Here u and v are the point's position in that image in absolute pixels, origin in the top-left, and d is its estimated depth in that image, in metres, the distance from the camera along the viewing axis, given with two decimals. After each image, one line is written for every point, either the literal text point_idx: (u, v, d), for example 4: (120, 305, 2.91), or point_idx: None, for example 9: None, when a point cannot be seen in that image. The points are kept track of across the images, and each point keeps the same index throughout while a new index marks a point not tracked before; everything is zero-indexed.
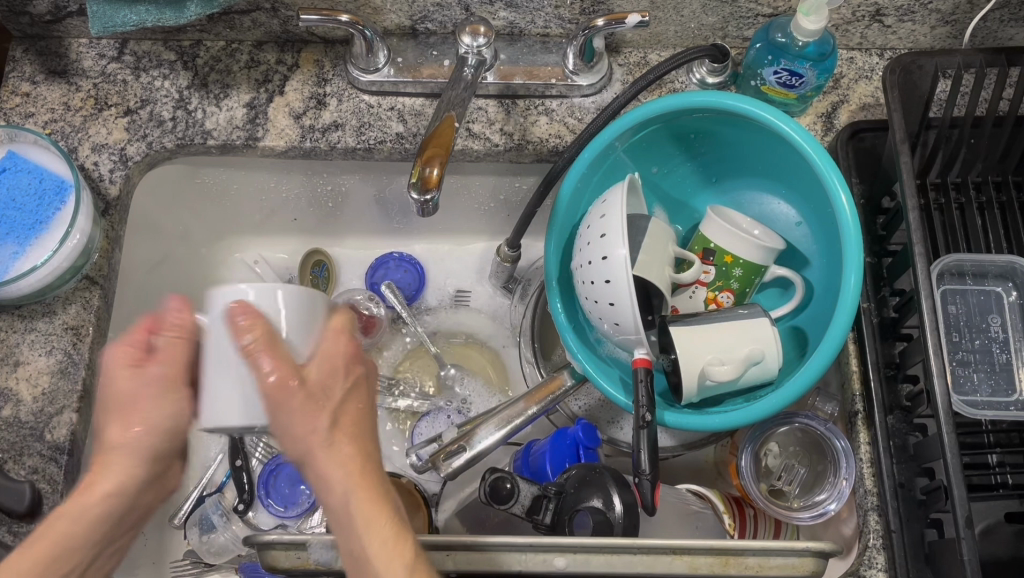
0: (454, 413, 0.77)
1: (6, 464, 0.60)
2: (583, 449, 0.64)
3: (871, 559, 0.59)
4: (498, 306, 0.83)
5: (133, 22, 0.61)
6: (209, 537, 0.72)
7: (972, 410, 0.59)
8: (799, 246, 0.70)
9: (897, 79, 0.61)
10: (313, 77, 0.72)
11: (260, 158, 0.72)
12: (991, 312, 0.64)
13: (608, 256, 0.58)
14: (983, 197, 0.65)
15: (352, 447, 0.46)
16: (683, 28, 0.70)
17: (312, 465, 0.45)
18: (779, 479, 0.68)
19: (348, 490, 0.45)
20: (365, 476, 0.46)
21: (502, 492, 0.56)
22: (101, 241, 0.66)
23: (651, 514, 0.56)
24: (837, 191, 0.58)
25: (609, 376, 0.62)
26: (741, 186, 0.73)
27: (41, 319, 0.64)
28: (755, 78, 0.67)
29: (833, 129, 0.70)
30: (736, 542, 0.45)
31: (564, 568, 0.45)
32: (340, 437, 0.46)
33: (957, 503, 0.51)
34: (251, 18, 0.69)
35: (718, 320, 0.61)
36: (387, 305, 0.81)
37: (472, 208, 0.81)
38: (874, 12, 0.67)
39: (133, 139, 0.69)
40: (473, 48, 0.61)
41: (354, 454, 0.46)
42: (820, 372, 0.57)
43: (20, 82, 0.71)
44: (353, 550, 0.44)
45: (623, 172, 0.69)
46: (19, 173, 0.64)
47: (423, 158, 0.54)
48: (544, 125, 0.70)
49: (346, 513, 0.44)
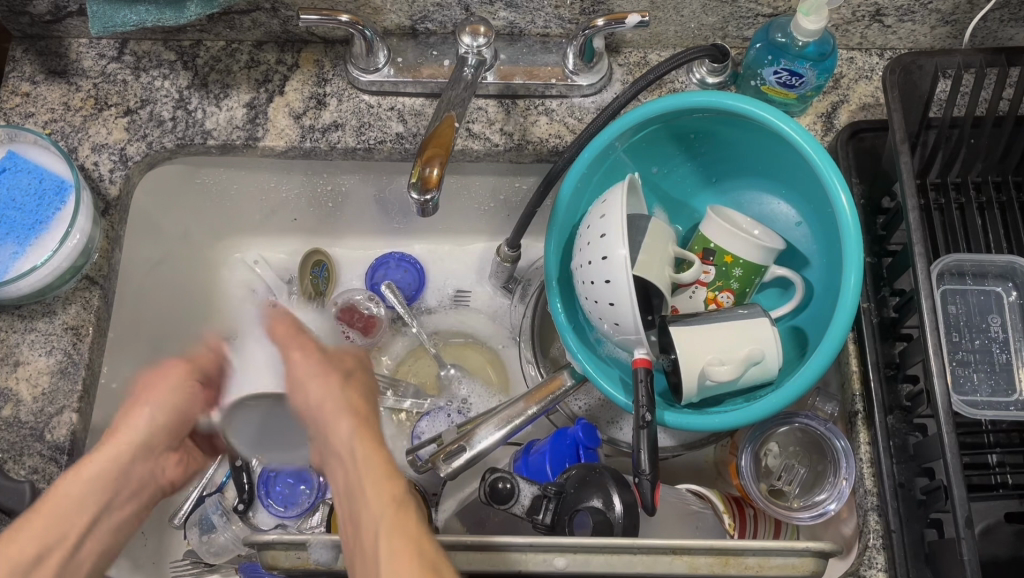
0: (455, 413, 0.77)
1: (6, 464, 0.60)
2: (583, 449, 0.65)
3: (871, 559, 0.59)
4: (498, 306, 0.83)
5: (133, 22, 0.61)
6: (209, 537, 0.73)
7: (971, 410, 0.59)
8: (799, 246, 0.70)
9: (897, 79, 0.61)
10: (313, 77, 0.72)
11: (260, 158, 0.72)
12: (991, 312, 0.64)
13: (608, 256, 0.58)
14: (983, 197, 0.65)
15: (360, 403, 0.52)
16: (683, 28, 0.70)
17: (323, 417, 0.51)
18: (779, 479, 0.68)
19: (351, 441, 0.48)
20: (369, 432, 0.49)
21: (502, 492, 0.57)
22: (101, 241, 0.66)
23: (651, 514, 0.56)
24: (837, 192, 0.58)
25: (609, 376, 0.62)
26: (741, 186, 0.73)
27: (41, 319, 0.64)
28: (756, 78, 0.67)
29: (833, 129, 0.70)
30: (736, 542, 0.45)
31: (564, 568, 0.45)
32: (350, 395, 0.52)
33: (957, 503, 0.51)
34: (251, 18, 0.69)
35: (718, 320, 0.61)
36: (387, 305, 0.81)
37: (472, 208, 0.81)
38: (874, 12, 0.67)
39: (133, 139, 0.69)
40: (473, 48, 0.61)
41: (357, 409, 0.51)
42: (820, 372, 0.58)
43: (20, 82, 0.71)
44: (355, 499, 0.46)
45: (623, 172, 0.69)
46: (20, 173, 0.64)
47: (423, 158, 0.54)
48: (544, 125, 0.70)
49: (351, 466, 0.47)
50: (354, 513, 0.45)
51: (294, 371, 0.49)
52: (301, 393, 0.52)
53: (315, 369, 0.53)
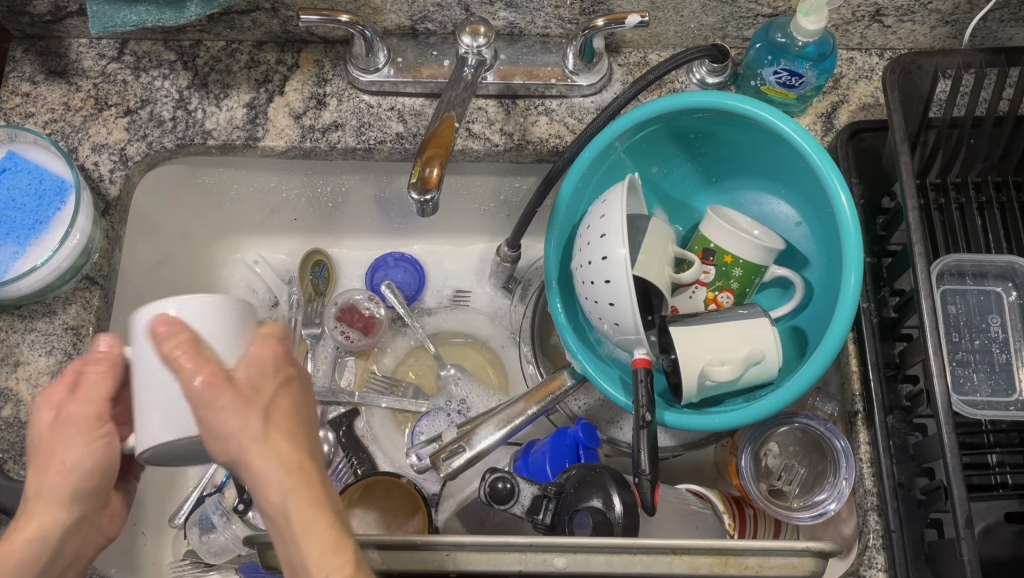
0: (455, 413, 0.77)
1: (6, 464, 0.60)
2: (583, 449, 0.65)
3: (871, 559, 0.59)
4: (498, 306, 0.83)
5: (133, 22, 0.61)
6: (209, 537, 0.72)
7: (972, 410, 0.59)
8: (799, 246, 0.70)
9: (897, 79, 0.61)
10: (313, 77, 0.72)
11: (260, 158, 0.73)
12: (991, 312, 0.64)
13: (608, 256, 0.58)
14: (983, 197, 0.65)
15: (291, 455, 0.41)
16: (683, 28, 0.70)
17: (247, 470, 0.40)
18: (779, 479, 0.68)
19: (285, 503, 0.40)
20: (305, 477, 0.41)
21: (501, 492, 0.57)
22: (102, 241, 0.66)
23: (651, 514, 0.56)
24: (837, 191, 0.58)
25: (609, 376, 0.62)
26: (741, 186, 0.73)
27: (41, 319, 0.64)
28: (756, 78, 0.67)
29: (833, 130, 0.70)
30: (735, 542, 0.45)
31: (564, 568, 0.45)
32: (275, 431, 0.42)
33: (957, 503, 0.51)
34: (251, 18, 0.69)
35: (717, 320, 0.61)
36: (387, 305, 0.81)
37: (472, 208, 0.81)
38: (874, 12, 0.67)
39: (133, 139, 0.69)
40: (473, 48, 0.61)
41: (291, 461, 0.41)
42: (820, 372, 0.58)
43: (20, 82, 0.71)
44: (297, 561, 0.40)
45: (623, 172, 0.69)
46: (20, 173, 0.64)
47: (423, 158, 0.54)
48: (544, 125, 0.70)
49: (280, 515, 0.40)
50: (295, 570, 0.40)
51: (218, 389, 0.41)
52: (213, 433, 0.41)
53: (225, 400, 0.41)
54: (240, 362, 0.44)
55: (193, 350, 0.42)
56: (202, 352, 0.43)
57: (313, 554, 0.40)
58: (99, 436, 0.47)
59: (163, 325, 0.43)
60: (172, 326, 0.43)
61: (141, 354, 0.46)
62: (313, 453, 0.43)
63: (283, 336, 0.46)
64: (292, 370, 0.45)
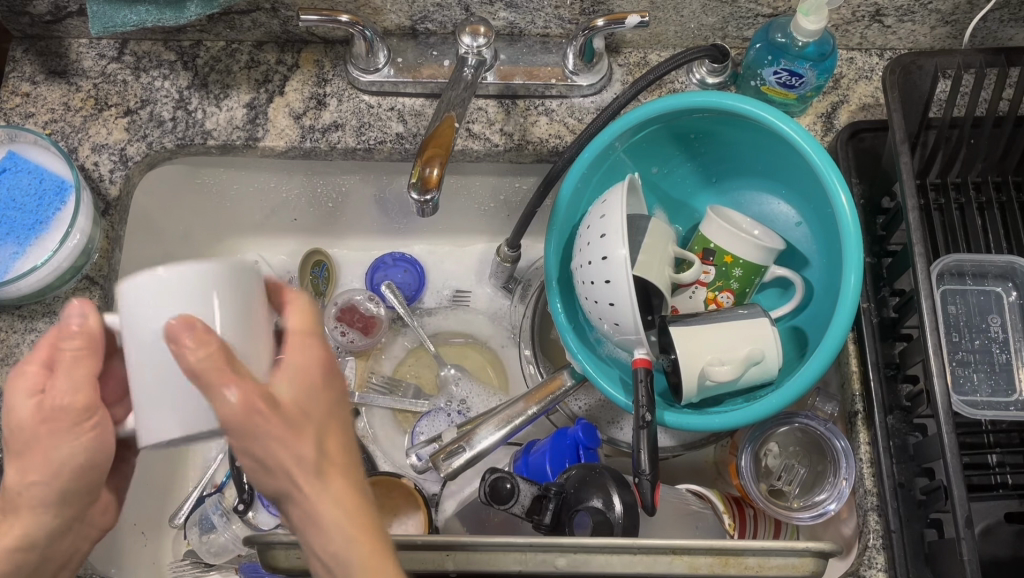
0: (455, 413, 0.77)
1: None
2: (583, 449, 0.65)
3: (871, 559, 0.59)
4: (498, 306, 0.83)
5: (133, 23, 0.61)
6: (209, 537, 0.72)
7: (971, 411, 0.59)
8: (799, 246, 0.70)
9: (898, 79, 0.61)
10: (313, 77, 0.72)
11: (259, 158, 0.73)
12: (991, 312, 0.64)
13: (608, 256, 0.58)
14: (983, 197, 0.65)
15: (330, 452, 0.43)
16: (683, 28, 0.70)
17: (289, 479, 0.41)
18: (779, 479, 0.68)
19: (327, 505, 0.42)
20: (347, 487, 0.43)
21: (503, 492, 0.56)
22: (101, 241, 0.66)
23: (651, 514, 0.56)
24: (837, 191, 0.59)
25: (609, 376, 0.62)
26: (741, 186, 0.73)
27: (41, 319, 0.64)
28: (756, 78, 0.67)
29: (833, 130, 0.70)
30: (734, 542, 0.45)
31: (564, 568, 0.45)
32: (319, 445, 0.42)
33: (957, 503, 0.51)
34: (251, 18, 0.69)
35: (717, 320, 0.61)
36: (387, 305, 0.81)
37: (472, 208, 0.81)
38: (874, 12, 0.67)
39: (133, 139, 0.69)
40: (473, 48, 0.61)
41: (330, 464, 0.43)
42: (820, 372, 0.58)
43: (20, 82, 0.71)
44: (341, 562, 0.41)
45: (623, 172, 0.69)
46: (20, 173, 0.64)
47: (423, 158, 0.54)
48: (544, 125, 0.70)
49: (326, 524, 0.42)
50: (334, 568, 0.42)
51: (257, 401, 0.40)
52: (256, 449, 0.40)
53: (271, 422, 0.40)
54: (281, 377, 0.43)
55: (227, 363, 0.39)
56: (234, 363, 0.40)
57: (358, 557, 0.41)
58: (88, 428, 0.45)
59: (186, 332, 0.38)
60: (198, 337, 0.38)
61: (133, 328, 0.42)
62: (348, 462, 0.44)
63: (316, 337, 0.46)
64: (329, 379, 0.45)
